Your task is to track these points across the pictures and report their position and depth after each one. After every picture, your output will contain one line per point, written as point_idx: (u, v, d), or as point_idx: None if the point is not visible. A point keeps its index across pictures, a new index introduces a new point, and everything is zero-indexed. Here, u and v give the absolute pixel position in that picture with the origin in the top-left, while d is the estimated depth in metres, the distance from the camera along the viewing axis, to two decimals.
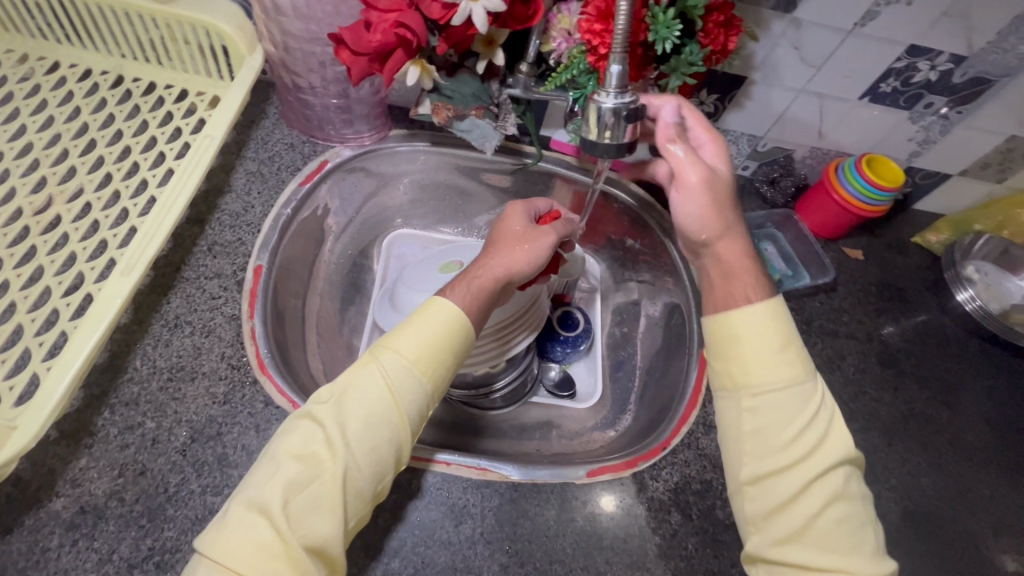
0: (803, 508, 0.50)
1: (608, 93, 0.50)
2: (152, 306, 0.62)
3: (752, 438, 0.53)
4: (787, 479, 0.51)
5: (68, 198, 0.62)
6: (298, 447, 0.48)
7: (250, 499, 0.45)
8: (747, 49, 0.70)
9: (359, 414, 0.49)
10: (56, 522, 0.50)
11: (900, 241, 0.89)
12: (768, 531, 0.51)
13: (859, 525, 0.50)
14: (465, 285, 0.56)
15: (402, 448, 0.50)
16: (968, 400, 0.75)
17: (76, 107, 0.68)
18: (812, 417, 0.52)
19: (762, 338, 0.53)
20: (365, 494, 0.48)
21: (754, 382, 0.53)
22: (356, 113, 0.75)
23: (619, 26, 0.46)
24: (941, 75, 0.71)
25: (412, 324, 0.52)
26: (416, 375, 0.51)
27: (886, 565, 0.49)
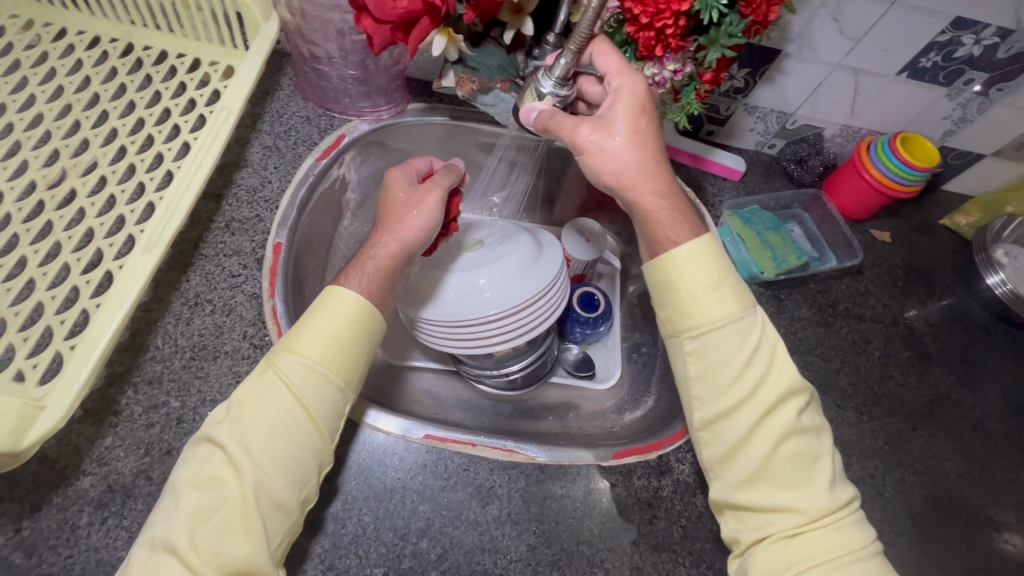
0: (755, 446, 0.52)
1: (549, 79, 0.53)
2: (171, 283, 0.60)
3: (697, 381, 0.55)
4: (740, 419, 0.53)
5: (82, 171, 0.60)
6: (198, 475, 0.47)
7: (155, 538, 0.45)
8: (785, 19, 0.67)
9: (259, 426, 0.48)
10: (85, 500, 0.49)
11: (928, 222, 0.87)
12: (727, 476, 0.53)
13: (809, 457, 0.52)
14: (363, 269, 0.56)
15: (322, 453, 0.50)
16: (993, 384, 0.75)
17: (85, 76, 0.66)
18: (758, 353, 0.53)
19: (699, 278, 0.54)
20: (287, 505, 0.47)
21: (696, 324, 0.54)
22: (374, 85, 0.73)
23: (586, 14, 0.46)
24: (985, 49, 0.68)
25: (309, 322, 0.52)
26: (319, 376, 0.50)
27: (839, 497, 0.51)
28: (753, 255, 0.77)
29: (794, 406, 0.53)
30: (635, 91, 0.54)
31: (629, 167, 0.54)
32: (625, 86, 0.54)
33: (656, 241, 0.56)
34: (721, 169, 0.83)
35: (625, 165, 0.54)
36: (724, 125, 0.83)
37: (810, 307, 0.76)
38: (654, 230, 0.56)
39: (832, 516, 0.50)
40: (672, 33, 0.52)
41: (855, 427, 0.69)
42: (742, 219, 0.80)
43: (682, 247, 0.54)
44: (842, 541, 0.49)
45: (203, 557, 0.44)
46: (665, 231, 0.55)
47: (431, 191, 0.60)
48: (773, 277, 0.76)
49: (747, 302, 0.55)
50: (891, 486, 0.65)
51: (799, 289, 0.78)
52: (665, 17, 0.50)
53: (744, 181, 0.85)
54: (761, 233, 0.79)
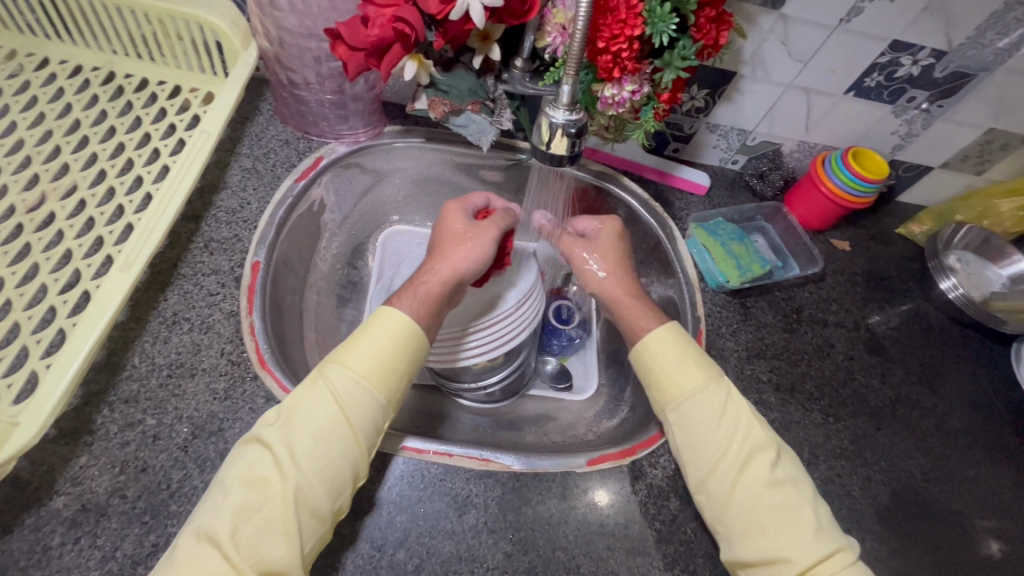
0: (741, 499, 0.56)
1: (558, 110, 0.52)
2: (150, 302, 0.61)
3: (687, 450, 0.59)
4: (721, 477, 0.57)
5: (62, 195, 0.61)
6: (247, 473, 0.50)
7: (202, 529, 0.47)
8: (736, 43, 0.72)
9: (306, 432, 0.51)
10: (58, 520, 0.49)
11: (884, 232, 0.91)
12: (728, 534, 0.55)
13: (795, 507, 0.55)
14: (414, 293, 0.59)
15: (357, 464, 0.52)
16: (952, 384, 0.78)
17: (67, 103, 0.67)
18: (731, 415, 0.59)
19: (668, 355, 0.61)
20: (321, 513, 0.49)
21: (671, 394, 0.60)
22: (351, 109, 0.76)
23: (575, 40, 0.47)
24: (922, 69, 0.73)
25: (358, 339, 0.56)
26: (363, 391, 0.53)
27: (828, 541, 0.53)
28: (717, 265, 0.79)
29: (771, 459, 0.57)
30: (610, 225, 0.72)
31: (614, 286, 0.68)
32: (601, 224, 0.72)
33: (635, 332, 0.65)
34: (688, 185, 0.87)
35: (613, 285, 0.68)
36: (688, 143, 0.87)
37: (776, 314, 0.79)
38: (632, 324, 0.65)
39: (829, 563, 0.52)
40: (628, 57, 0.55)
41: (822, 428, 0.71)
42: (707, 231, 0.82)
43: (648, 335, 0.63)
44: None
45: (241, 553, 0.46)
46: (637, 327, 0.65)
47: (488, 228, 0.63)
48: (738, 285, 0.78)
49: (714, 372, 0.62)
50: (859, 485, 0.67)
51: (765, 297, 0.80)
52: (621, 42, 0.54)
53: (710, 196, 0.88)
54: (726, 244, 0.81)
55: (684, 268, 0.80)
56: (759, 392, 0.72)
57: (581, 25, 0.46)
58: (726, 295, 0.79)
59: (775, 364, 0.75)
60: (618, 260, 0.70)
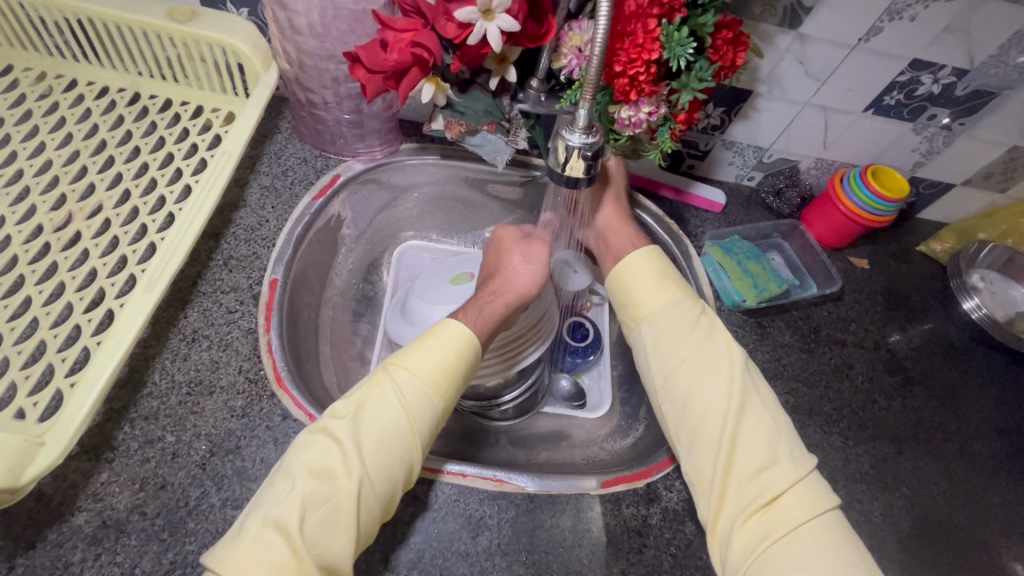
0: (703, 403, 0.60)
1: (574, 133, 0.52)
2: (170, 320, 0.62)
3: (656, 359, 0.64)
4: (682, 379, 0.62)
5: (88, 214, 0.62)
6: (314, 463, 0.50)
7: (269, 515, 0.47)
8: (752, 63, 0.72)
9: (373, 430, 0.52)
10: (79, 536, 0.50)
11: (905, 249, 0.89)
12: (688, 438, 0.60)
13: (752, 416, 0.59)
14: (479, 312, 0.61)
15: (413, 467, 0.53)
16: (977, 407, 0.76)
17: (94, 124, 0.69)
18: (698, 329, 0.63)
19: (643, 272, 0.67)
20: (376, 512, 0.50)
21: (642, 310, 0.66)
22: (368, 127, 0.77)
23: (592, 65, 0.47)
24: (943, 88, 0.72)
25: (424, 342, 0.56)
26: (428, 395, 0.54)
27: (780, 448, 0.58)
28: (733, 283, 0.79)
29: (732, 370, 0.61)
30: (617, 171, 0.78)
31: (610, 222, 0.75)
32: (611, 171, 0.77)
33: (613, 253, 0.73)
34: (703, 202, 0.86)
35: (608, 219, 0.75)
36: (703, 160, 0.87)
37: (793, 333, 0.78)
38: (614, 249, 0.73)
39: (776, 467, 0.57)
40: (645, 80, 0.55)
41: (841, 452, 0.69)
42: (723, 249, 0.82)
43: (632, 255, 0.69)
44: (799, 505, 0.55)
45: (306, 542, 0.47)
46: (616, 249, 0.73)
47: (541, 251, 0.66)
48: (754, 304, 0.78)
49: (686, 294, 0.67)
50: (879, 510, 0.66)
51: (782, 316, 0.79)
52: (638, 66, 0.54)
53: (725, 213, 0.88)
54: (742, 262, 0.80)
55: (700, 287, 0.78)
56: None
57: (599, 50, 0.46)
58: (743, 314, 0.78)
59: (792, 385, 0.74)
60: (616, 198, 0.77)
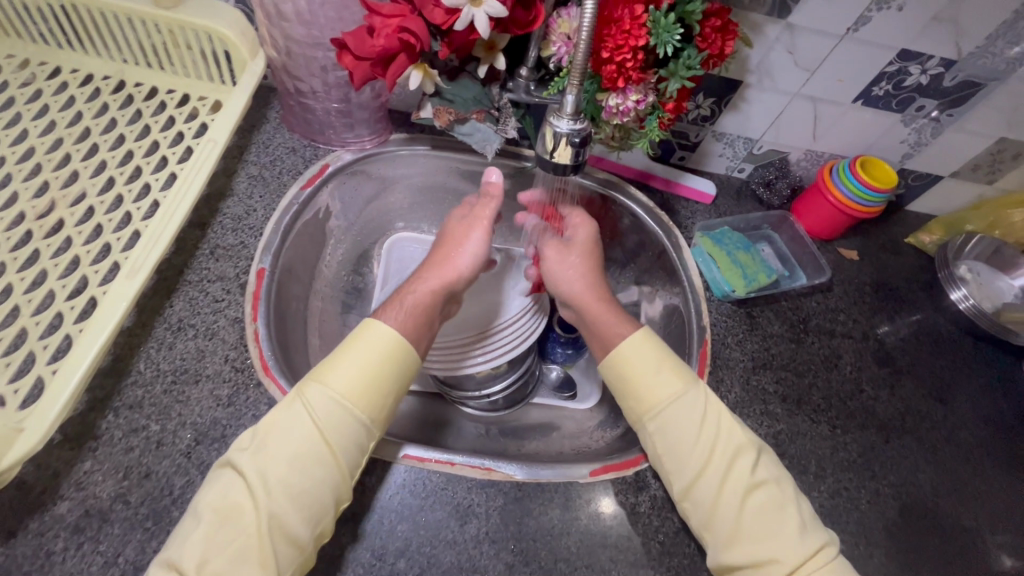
0: (727, 509, 0.54)
1: (563, 119, 0.52)
2: (155, 309, 0.62)
3: (669, 457, 0.57)
4: (705, 485, 0.55)
5: (71, 202, 0.62)
6: (220, 500, 0.49)
7: (173, 562, 0.46)
8: (742, 53, 0.72)
9: (281, 456, 0.50)
10: (61, 525, 0.49)
11: (894, 241, 0.90)
12: (716, 538, 0.54)
13: (780, 508, 0.54)
14: (399, 307, 0.59)
15: (340, 490, 0.51)
16: (964, 397, 0.76)
17: (78, 112, 0.68)
18: (711, 420, 0.57)
19: (643, 362, 0.60)
20: (300, 540, 0.48)
21: (649, 404, 0.58)
22: (357, 117, 0.76)
23: (580, 49, 0.46)
24: (931, 78, 0.72)
25: (338, 358, 0.54)
26: (345, 411, 0.52)
27: (813, 540, 0.53)
28: (723, 274, 0.79)
29: (750, 460, 0.56)
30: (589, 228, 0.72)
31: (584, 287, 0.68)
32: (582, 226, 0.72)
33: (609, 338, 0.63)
34: (693, 193, 0.87)
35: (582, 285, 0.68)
36: (694, 151, 0.87)
37: (783, 324, 0.78)
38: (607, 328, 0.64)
39: (815, 562, 0.52)
40: (632, 67, 0.55)
41: (829, 440, 0.70)
42: (713, 240, 0.82)
43: (626, 341, 0.61)
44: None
45: None
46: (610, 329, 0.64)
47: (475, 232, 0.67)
48: (744, 294, 0.78)
49: (690, 376, 0.60)
50: (866, 498, 0.66)
51: (772, 307, 0.79)
52: (625, 52, 0.53)
53: (716, 205, 0.88)
54: (732, 253, 0.81)
55: (690, 277, 0.79)
56: (765, 403, 0.71)
57: (586, 33, 0.45)
58: (732, 304, 0.78)
59: (781, 375, 0.74)
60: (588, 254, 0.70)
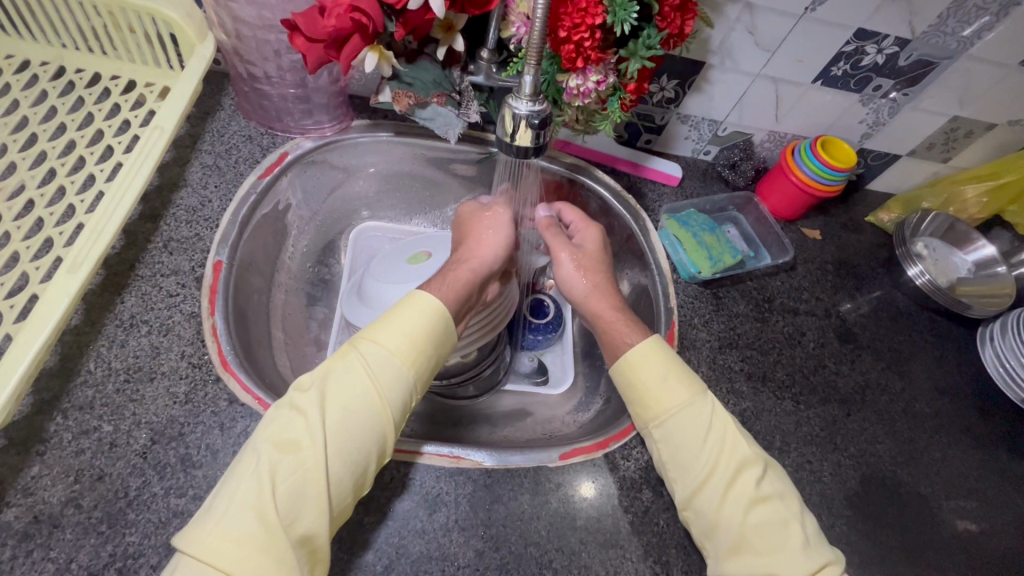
0: (728, 521, 0.54)
1: (522, 100, 0.51)
2: (105, 306, 0.59)
3: (673, 466, 0.57)
4: (708, 496, 0.55)
5: (9, 195, 0.59)
6: (281, 438, 0.48)
7: (234, 494, 0.46)
8: (703, 33, 0.71)
9: (342, 402, 0.50)
10: (8, 533, 0.47)
11: (855, 220, 0.92)
12: (717, 550, 0.54)
13: (783, 524, 0.53)
14: (442, 281, 0.59)
15: (386, 441, 0.52)
16: (920, 369, 0.79)
17: (14, 100, 0.65)
18: (716, 433, 0.57)
19: (651, 370, 0.59)
20: (346, 484, 0.49)
21: (655, 412, 0.58)
22: (315, 102, 0.74)
23: (535, 32, 0.46)
24: (887, 58, 0.74)
25: (394, 314, 0.54)
26: (399, 366, 0.52)
27: (818, 558, 0.52)
28: (689, 255, 0.80)
29: (755, 476, 0.55)
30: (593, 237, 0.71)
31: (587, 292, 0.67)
32: (587, 233, 0.71)
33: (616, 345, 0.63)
34: (661, 176, 0.87)
35: (587, 290, 0.67)
36: (660, 134, 0.87)
37: (749, 304, 0.79)
38: (615, 335, 0.64)
39: None
40: (591, 46, 0.54)
41: (792, 416, 0.71)
42: (679, 222, 0.82)
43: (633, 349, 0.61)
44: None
45: (278, 512, 0.45)
46: (621, 337, 0.63)
47: (501, 213, 0.65)
48: (710, 275, 0.78)
49: (698, 387, 0.59)
50: (829, 470, 0.68)
51: (737, 287, 0.80)
52: (582, 31, 0.53)
53: (683, 187, 0.88)
54: (697, 235, 0.81)
55: (657, 259, 0.79)
56: (731, 381, 0.72)
57: (541, 15, 0.45)
58: (699, 285, 0.79)
59: (746, 353, 0.75)
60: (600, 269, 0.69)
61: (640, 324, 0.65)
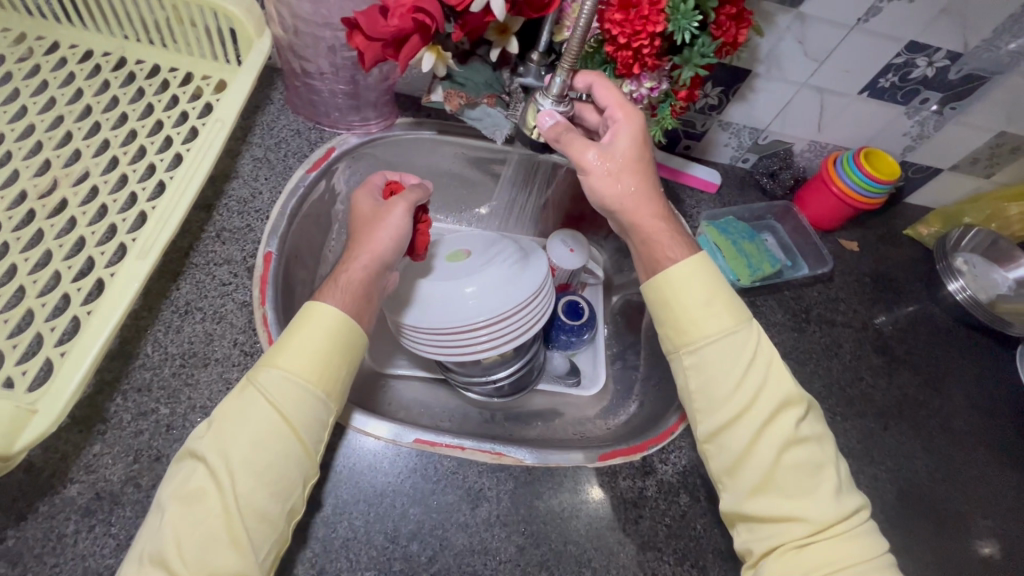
0: (758, 457, 0.53)
1: (547, 98, 0.57)
2: (162, 292, 0.61)
3: (699, 396, 0.56)
4: (739, 429, 0.54)
5: (74, 181, 0.60)
6: (183, 488, 0.47)
7: (146, 554, 0.44)
8: (753, 41, 0.71)
9: (242, 438, 0.48)
10: (72, 508, 0.49)
11: (893, 233, 0.91)
12: (737, 486, 0.54)
13: (814, 468, 0.53)
14: (335, 286, 0.57)
15: (306, 464, 0.50)
16: (958, 385, 0.78)
17: (78, 89, 0.67)
18: (757, 366, 0.55)
19: (693, 293, 0.57)
20: (271, 516, 0.47)
21: (692, 337, 0.57)
22: (364, 100, 0.75)
23: (574, 42, 0.50)
24: (937, 71, 0.73)
25: (290, 338, 0.52)
26: (302, 388, 0.50)
27: (846, 504, 0.52)
28: (728, 262, 0.80)
29: (795, 415, 0.54)
30: (633, 127, 0.59)
31: (630, 196, 0.60)
32: (625, 120, 0.59)
33: (655, 259, 0.59)
34: (697, 182, 0.87)
35: (630, 192, 0.60)
36: (700, 141, 0.87)
37: (786, 313, 0.79)
38: (655, 248, 0.60)
39: (844, 523, 0.51)
40: (648, 53, 0.55)
41: (829, 427, 0.71)
42: (718, 229, 0.82)
43: (677, 264, 0.58)
44: (848, 547, 0.50)
45: (188, 568, 0.43)
46: (662, 251, 0.59)
47: (396, 205, 0.62)
48: (749, 283, 0.79)
49: (743, 317, 0.58)
50: (865, 483, 0.68)
51: (775, 296, 0.80)
52: (642, 38, 0.53)
53: (720, 194, 0.88)
54: (737, 242, 0.81)
55: None
56: None
57: (581, 24, 0.49)
58: (736, 293, 0.79)
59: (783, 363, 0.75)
60: (637, 170, 0.60)
61: (684, 237, 0.61)
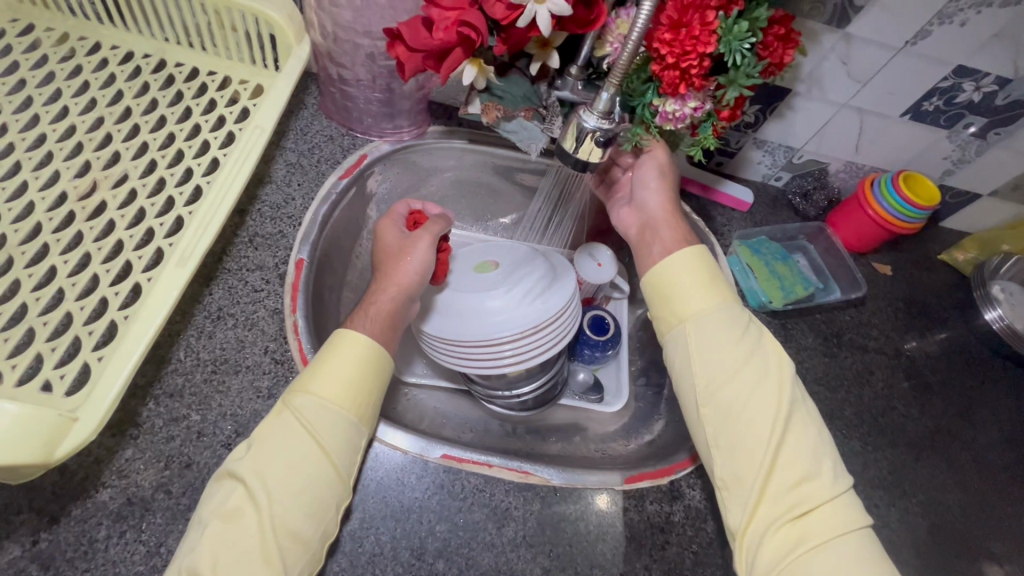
0: (748, 415, 0.57)
1: (592, 114, 0.52)
2: (195, 296, 0.61)
3: (694, 360, 0.60)
4: (730, 389, 0.58)
5: (113, 183, 0.61)
6: (219, 509, 0.47)
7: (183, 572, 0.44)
8: (795, 61, 0.70)
9: (278, 460, 0.49)
10: (104, 512, 0.49)
11: (928, 257, 0.89)
12: (728, 449, 0.57)
13: (800, 430, 0.57)
14: (365, 317, 0.60)
15: (337, 488, 0.50)
16: (993, 417, 0.76)
17: (118, 90, 0.67)
18: (747, 336, 0.61)
19: (688, 270, 0.63)
20: (304, 537, 0.48)
21: (688, 307, 0.62)
22: (398, 108, 0.75)
23: (621, 60, 0.48)
24: (984, 96, 0.71)
25: (323, 364, 0.54)
26: (336, 412, 0.52)
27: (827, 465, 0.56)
28: (760, 283, 0.79)
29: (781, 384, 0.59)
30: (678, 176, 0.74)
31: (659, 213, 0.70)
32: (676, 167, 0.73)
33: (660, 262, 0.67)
34: (730, 200, 0.86)
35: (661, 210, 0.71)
36: (733, 158, 0.86)
37: (816, 336, 0.78)
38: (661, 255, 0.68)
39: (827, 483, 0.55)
40: (696, 73, 0.54)
41: (859, 457, 0.70)
42: (750, 249, 0.82)
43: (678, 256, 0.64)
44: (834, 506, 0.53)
45: None
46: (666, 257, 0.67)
47: (422, 238, 0.65)
48: (780, 306, 0.78)
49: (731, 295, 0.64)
50: (896, 517, 0.67)
51: (805, 319, 0.79)
52: (691, 59, 0.52)
53: (752, 213, 0.87)
54: (769, 264, 0.81)
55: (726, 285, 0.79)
56: None
57: (633, 39, 0.46)
58: (767, 314, 0.78)
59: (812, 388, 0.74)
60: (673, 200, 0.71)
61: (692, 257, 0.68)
